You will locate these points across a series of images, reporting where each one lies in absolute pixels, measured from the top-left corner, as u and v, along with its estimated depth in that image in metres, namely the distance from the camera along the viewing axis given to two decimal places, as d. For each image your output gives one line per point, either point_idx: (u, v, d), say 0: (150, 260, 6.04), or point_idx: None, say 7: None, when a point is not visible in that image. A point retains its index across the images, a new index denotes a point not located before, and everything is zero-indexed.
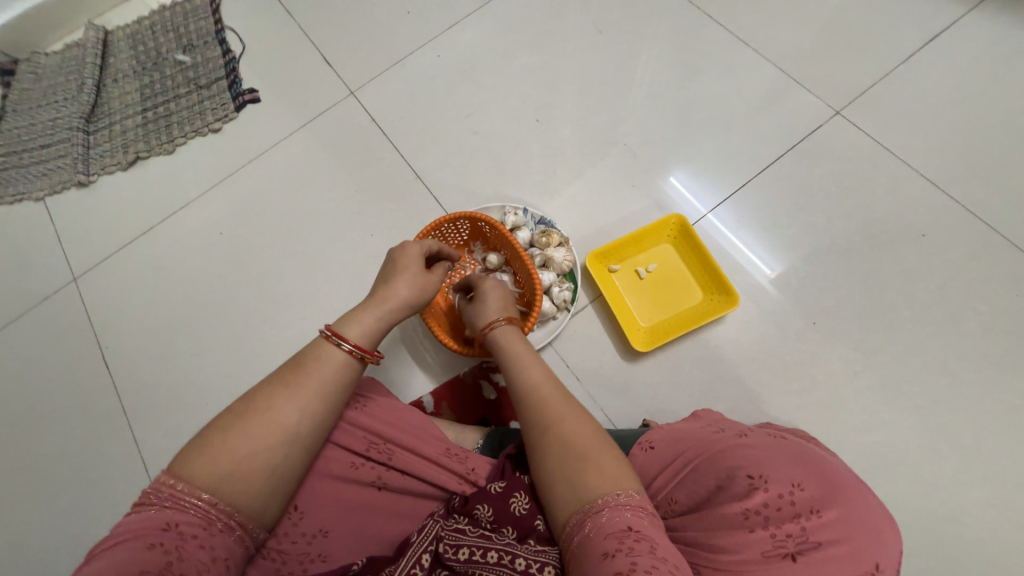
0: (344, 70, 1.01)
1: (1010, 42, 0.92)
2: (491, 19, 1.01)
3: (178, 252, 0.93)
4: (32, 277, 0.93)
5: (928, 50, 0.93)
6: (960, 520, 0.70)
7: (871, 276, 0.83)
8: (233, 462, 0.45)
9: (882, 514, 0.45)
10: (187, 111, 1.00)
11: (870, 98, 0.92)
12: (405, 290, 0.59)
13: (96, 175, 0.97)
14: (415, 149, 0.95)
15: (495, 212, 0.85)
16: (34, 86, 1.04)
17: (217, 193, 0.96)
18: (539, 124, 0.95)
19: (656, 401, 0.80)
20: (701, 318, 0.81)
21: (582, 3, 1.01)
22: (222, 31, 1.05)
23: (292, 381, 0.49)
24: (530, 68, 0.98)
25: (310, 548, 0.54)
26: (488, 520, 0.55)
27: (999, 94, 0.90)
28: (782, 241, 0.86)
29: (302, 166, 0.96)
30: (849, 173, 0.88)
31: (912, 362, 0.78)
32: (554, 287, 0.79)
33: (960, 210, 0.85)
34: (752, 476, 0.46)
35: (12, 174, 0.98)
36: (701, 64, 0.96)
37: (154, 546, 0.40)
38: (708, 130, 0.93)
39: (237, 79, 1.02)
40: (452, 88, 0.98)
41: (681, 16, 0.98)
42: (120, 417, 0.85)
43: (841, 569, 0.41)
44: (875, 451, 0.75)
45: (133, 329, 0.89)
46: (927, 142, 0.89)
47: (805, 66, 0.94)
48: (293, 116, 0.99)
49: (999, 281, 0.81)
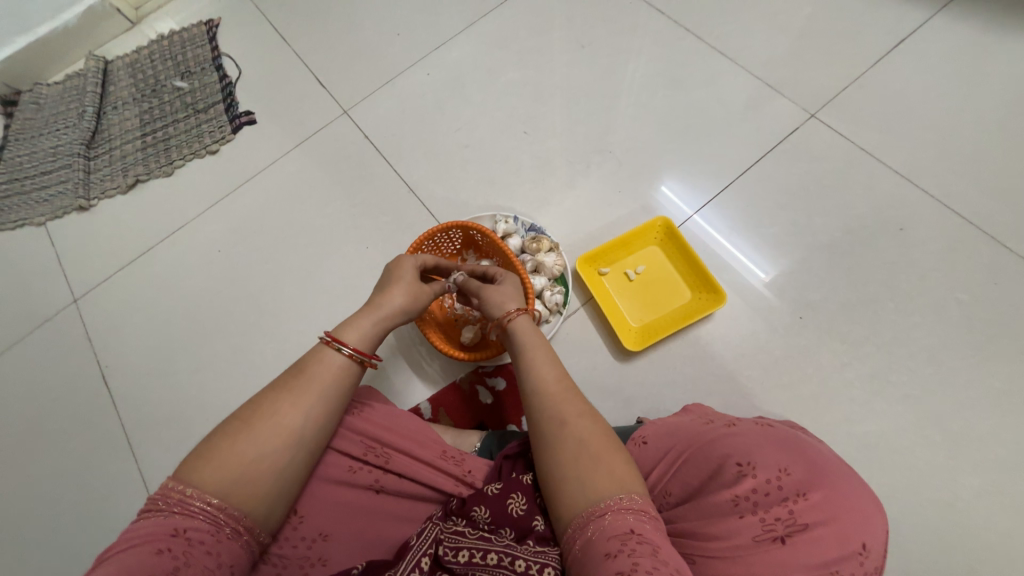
0: (336, 90, 1.05)
1: (976, 43, 0.96)
2: (477, 38, 1.05)
3: (178, 271, 0.95)
4: (33, 300, 0.94)
5: (898, 54, 0.97)
6: (952, 504, 0.72)
7: (854, 271, 0.86)
8: (241, 466, 0.45)
9: (868, 496, 0.46)
10: (186, 134, 1.03)
11: (845, 101, 0.95)
12: (400, 296, 0.61)
13: (97, 199, 0.99)
14: (407, 163, 0.98)
15: (486, 221, 0.87)
16: (36, 115, 1.07)
17: (215, 212, 0.98)
18: (527, 136, 0.98)
19: (650, 398, 0.81)
20: (690, 316, 0.83)
21: (564, 20, 1.05)
22: (219, 57, 1.09)
23: (296, 386, 0.50)
24: (516, 83, 1.02)
25: (310, 552, 0.53)
26: (485, 521, 0.53)
27: (967, 92, 0.93)
28: (767, 240, 0.89)
29: (297, 182, 0.99)
30: (829, 173, 0.91)
31: (897, 352, 0.80)
32: (546, 291, 0.82)
33: (936, 204, 0.88)
34: (740, 463, 0.47)
35: (14, 201, 1.00)
36: (681, 73, 0.99)
37: (162, 551, 0.41)
38: (690, 136, 0.96)
39: (233, 102, 1.05)
40: (441, 104, 1.02)
41: (660, 28, 1.02)
42: (120, 434, 0.85)
43: (828, 549, 0.42)
44: (867, 441, 0.76)
45: (133, 347, 0.91)
46: (901, 140, 0.92)
47: (781, 72, 0.98)
48: (288, 135, 1.02)
49: (976, 270, 0.83)
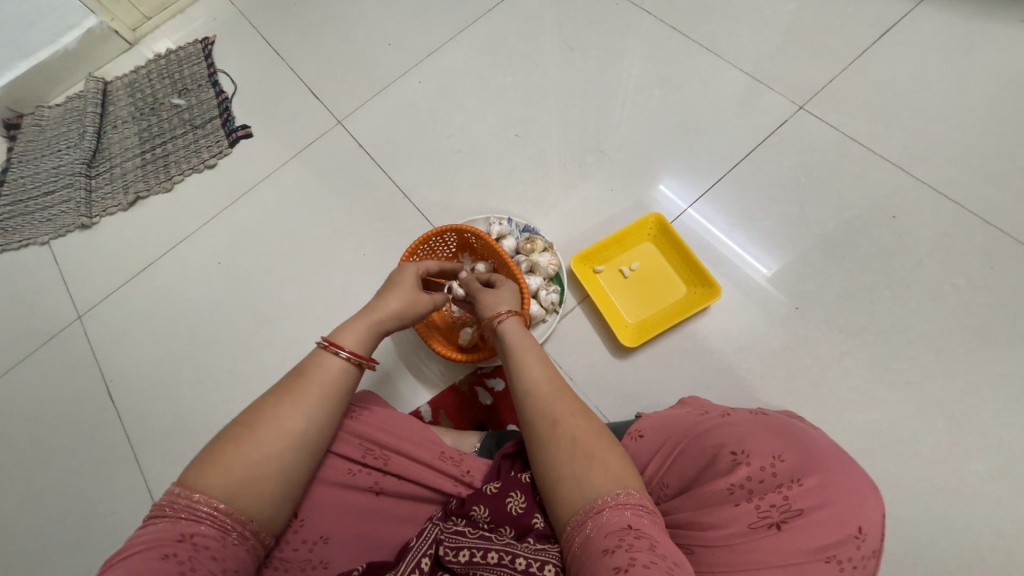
0: (330, 101, 1.06)
1: (962, 30, 0.96)
2: (467, 45, 1.07)
3: (179, 285, 0.96)
4: (38, 318, 0.96)
5: (884, 44, 0.97)
6: (957, 490, 0.71)
7: (849, 261, 0.86)
8: (246, 469, 0.45)
9: (863, 479, 0.46)
10: (184, 150, 1.05)
11: (834, 92, 0.96)
12: (395, 302, 0.61)
13: (98, 217, 1.01)
14: (401, 170, 0.99)
15: (480, 224, 0.88)
16: (38, 137, 1.09)
17: (215, 225, 0.99)
18: (519, 139, 0.99)
19: (650, 393, 0.81)
20: (686, 311, 0.83)
21: (553, 25, 1.06)
22: (215, 74, 1.11)
23: (296, 390, 0.51)
24: (507, 87, 1.03)
25: (311, 555, 0.53)
26: (485, 520, 0.53)
27: (955, 78, 0.93)
28: (761, 233, 0.89)
29: (294, 193, 1.00)
30: (820, 164, 0.92)
31: (895, 340, 0.80)
32: (542, 291, 0.82)
33: (930, 191, 0.88)
34: (735, 451, 0.47)
35: (19, 221, 1.02)
36: (670, 72, 1.00)
37: (168, 556, 0.40)
38: (681, 133, 0.96)
39: (230, 117, 1.07)
40: (434, 110, 1.03)
41: (647, 28, 1.03)
42: (126, 447, 0.86)
43: (824, 534, 0.42)
44: (868, 430, 0.76)
45: (137, 361, 0.92)
46: (892, 129, 0.92)
47: (769, 67, 0.98)
48: (284, 147, 1.04)
49: (971, 255, 0.83)
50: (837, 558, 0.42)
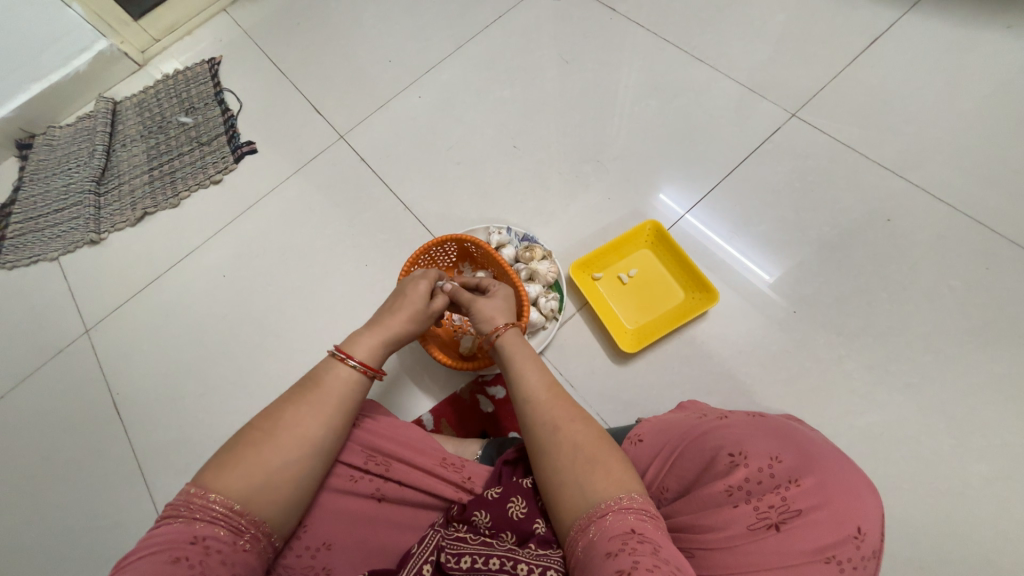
0: (332, 117, 1.08)
1: (950, 36, 0.97)
2: (465, 60, 1.09)
3: (186, 298, 0.98)
4: (47, 332, 0.97)
5: (873, 51, 0.99)
6: (963, 494, 0.71)
7: (846, 265, 0.86)
8: (266, 473, 0.46)
9: (861, 479, 0.46)
10: (190, 166, 1.07)
11: (825, 99, 0.97)
12: (397, 313, 0.62)
13: (107, 233, 1.03)
14: (402, 182, 1.01)
15: (480, 233, 0.90)
16: (50, 156, 1.11)
17: (221, 239, 1.01)
18: (517, 150, 1.01)
19: (650, 399, 0.82)
20: (687, 315, 0.84)
21: (550, 39, 1.08)
22: (222, 92, 1.14)
23: (314, 397, 0.52)
24: (504, 101, 1.05)
25: (314, 562, 0.53)
26: (486, 526, 0.53)
27: (947, 82, 0.95)
28: (758, 239, 0.90)
29: (297, 206, 1.02)
30: (815, 169, 0.93)
31: (894, 342, 0.81)
32: (541, 298, 0.83)
33: (923, 195, 0.88)
34: (732, 453, 0.47)
35: (28, 238, 1.04)
36: (664, 82, 1.02)
37: (179, 559, 0.41)
38: (676, 142, 0.98)
39: (236, 134, 1.09)
40: (434, 123, 1.05)
41: (642, 41, 1.05)
42: (131, 459, 0.87)
43: (823, 534, 0.42)
44: (871, 433, 0.76)
45: (143, 374, 0.93)
46: (885, 134, 0.93)
47: (762, 77, 1.00)
48: (287, 162, 1.06)
49: (967, 256, 0.84)
50: (837, 558, 0.42)
